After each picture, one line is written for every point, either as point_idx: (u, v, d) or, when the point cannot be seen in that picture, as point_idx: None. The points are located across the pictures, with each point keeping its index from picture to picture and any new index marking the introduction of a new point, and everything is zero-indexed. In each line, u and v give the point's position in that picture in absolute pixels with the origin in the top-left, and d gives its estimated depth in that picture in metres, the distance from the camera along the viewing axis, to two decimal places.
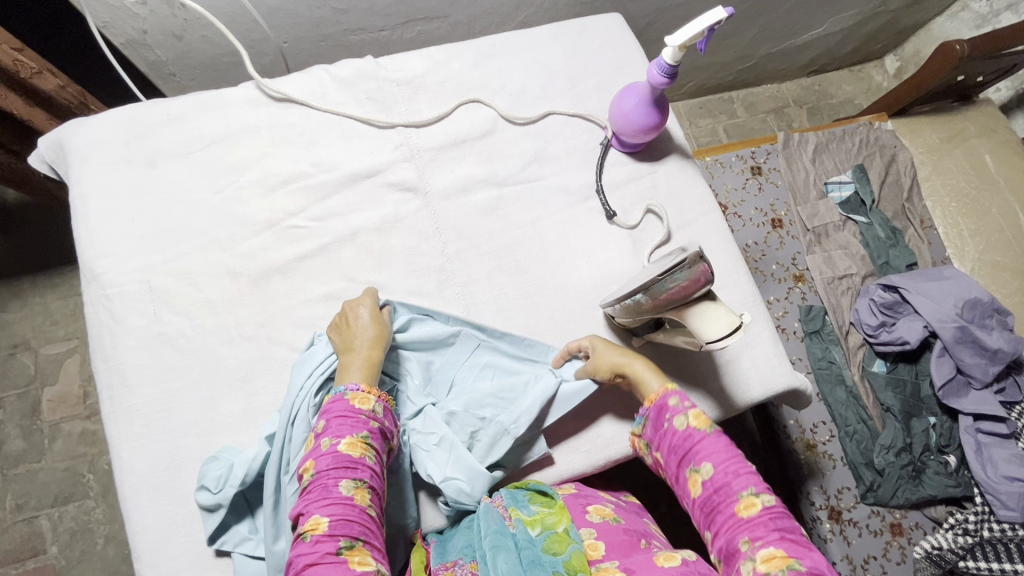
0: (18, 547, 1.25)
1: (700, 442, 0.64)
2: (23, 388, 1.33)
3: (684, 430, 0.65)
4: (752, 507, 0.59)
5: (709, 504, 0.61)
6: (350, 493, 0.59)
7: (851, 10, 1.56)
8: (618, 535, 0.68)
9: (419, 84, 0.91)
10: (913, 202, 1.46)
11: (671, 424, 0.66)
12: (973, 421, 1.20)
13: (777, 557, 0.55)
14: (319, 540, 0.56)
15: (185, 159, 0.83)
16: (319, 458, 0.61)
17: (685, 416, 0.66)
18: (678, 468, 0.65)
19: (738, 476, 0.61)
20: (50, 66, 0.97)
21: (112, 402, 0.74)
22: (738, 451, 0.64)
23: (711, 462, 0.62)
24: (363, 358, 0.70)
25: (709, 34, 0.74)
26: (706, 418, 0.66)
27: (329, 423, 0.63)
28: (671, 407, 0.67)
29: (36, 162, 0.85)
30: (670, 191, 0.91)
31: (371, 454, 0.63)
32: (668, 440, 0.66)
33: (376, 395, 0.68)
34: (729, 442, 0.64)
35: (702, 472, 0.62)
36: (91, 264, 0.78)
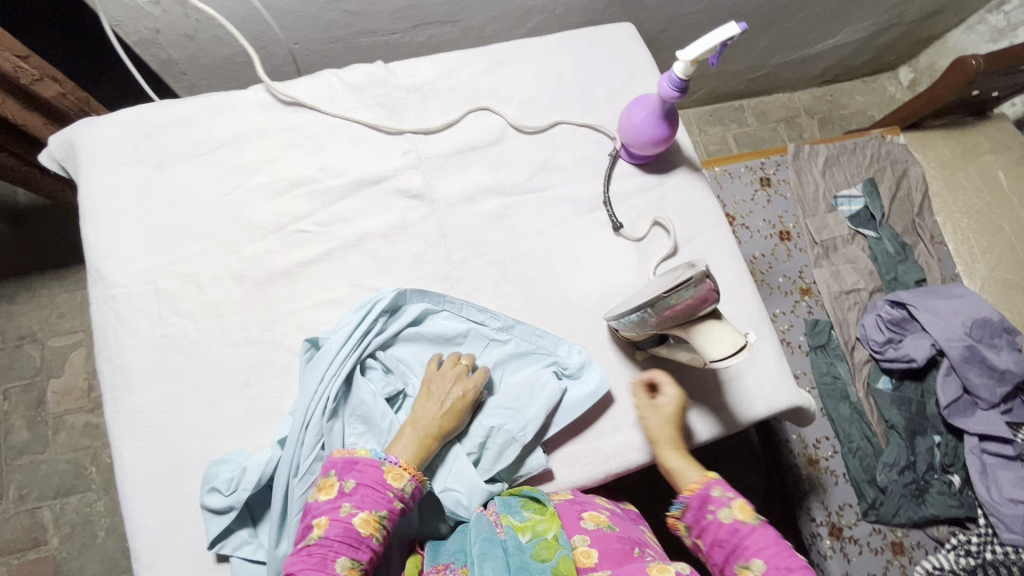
0: (20, 538, 1.26)
1: (748, 536, 0.68)
2: (29, 379, 1.34)
3: (731, 524, 0.69)
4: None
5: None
6: (344, 573, 0.62)
7: (865, 21, 1.55)
8: (611, 543, 0.68)
9: (429, 90, 0.91)
10: (924, 217, 1.45)
11: (716, 517, 0.71)
12: (979, 441, 1.20)
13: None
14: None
15: (194, 160, 0.83)
16: (333, 523, 0.63)
17: (731, 509, 0.70)
18: (726, 561, 0.69)
19: (790, 570, 0.65)
20: (54, 73, 0.98)
21: (115, 402, 0.74)
22: (786, 542, 0.68)
23: (761, 556, 0.66)
24: (416, 435, 0.69)
25: (721, 49, 0.74)
26: (749, 511, 0.70)
27: (357, 488, 0.65)
28: (715, 499, 0.71)
29: (46, 160, 0.86)
30: (678, 204, 0.91)
31: (379, 534, 0.65)
32: (713, 534, 0.70)
33: (411, 473, 0.67)
34: (775, 534, 0.69)
35: (753, 568, 0.66)
36: (98, 264, 0.78)
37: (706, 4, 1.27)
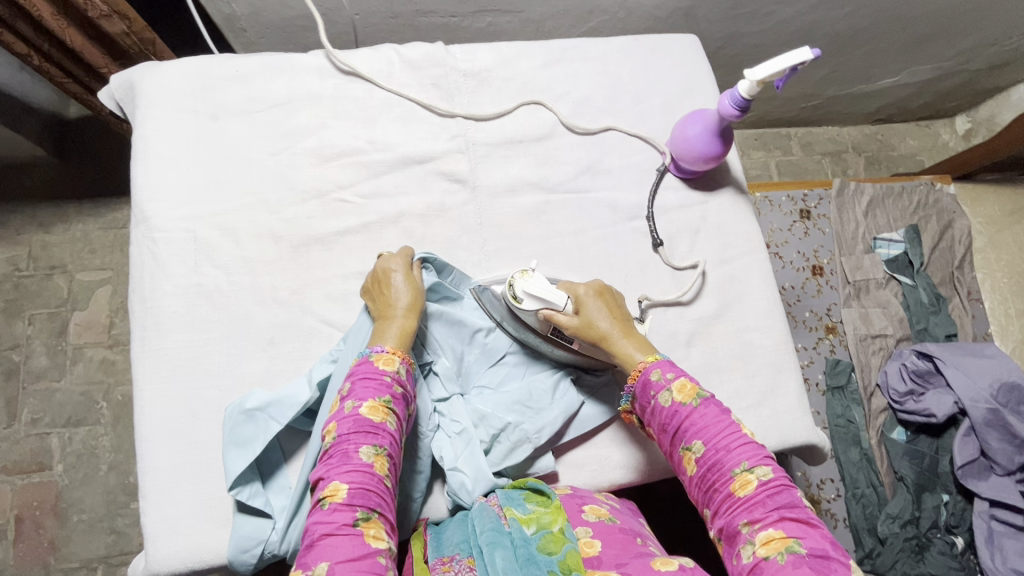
0: (27, 460, 1.30)
1: (689, 417, 0.64)
2: (54, 309, 1.37)
3: (670, 407, 0.65)
4: (747, 484, 0.59)
5: (705, 483, 0.62)
6: (370, 460, 0.59)
7: (929, 64, 1.51)
8: (613, 534, 0.66)
9: (486, 78, 0.90)
10: (963, 272, 1.41)
11: (657, 400, 0.67)
12: (989, 507, 1.16)
13: (775, 539, 0.55)
14: (337, 509, 0.56)
15: (247, 117, 0.84)
16: (341, 421, 0.62)
17: (669, 392, 0.66)
18: (672, 446, 0.66)
19: (731, 452, 0.61)
20: (125, 10, 0.96)
21: (142, 343, 0.75)
22: (731, 419, 0.63)
23: (703, 439, 0.62)
24: (399, 326, 0.70)
25: (790, 72, 0.72)
26: (690, 389, 0.65)
27: (354, 386, 0.64)
28: (655, 382, 0.67)
29: (105, 98, 0.87)
30: (719, 224, 0.89)
31: (391, 420, 0.63)
32: (655, 417, 0.67)
33: (401, 357, 0.68)
34: (718, 412, 0.64)
35: (694, 450, 0.63)
36: (143, 206, 0.80)
37: (771, 25, 1.25)
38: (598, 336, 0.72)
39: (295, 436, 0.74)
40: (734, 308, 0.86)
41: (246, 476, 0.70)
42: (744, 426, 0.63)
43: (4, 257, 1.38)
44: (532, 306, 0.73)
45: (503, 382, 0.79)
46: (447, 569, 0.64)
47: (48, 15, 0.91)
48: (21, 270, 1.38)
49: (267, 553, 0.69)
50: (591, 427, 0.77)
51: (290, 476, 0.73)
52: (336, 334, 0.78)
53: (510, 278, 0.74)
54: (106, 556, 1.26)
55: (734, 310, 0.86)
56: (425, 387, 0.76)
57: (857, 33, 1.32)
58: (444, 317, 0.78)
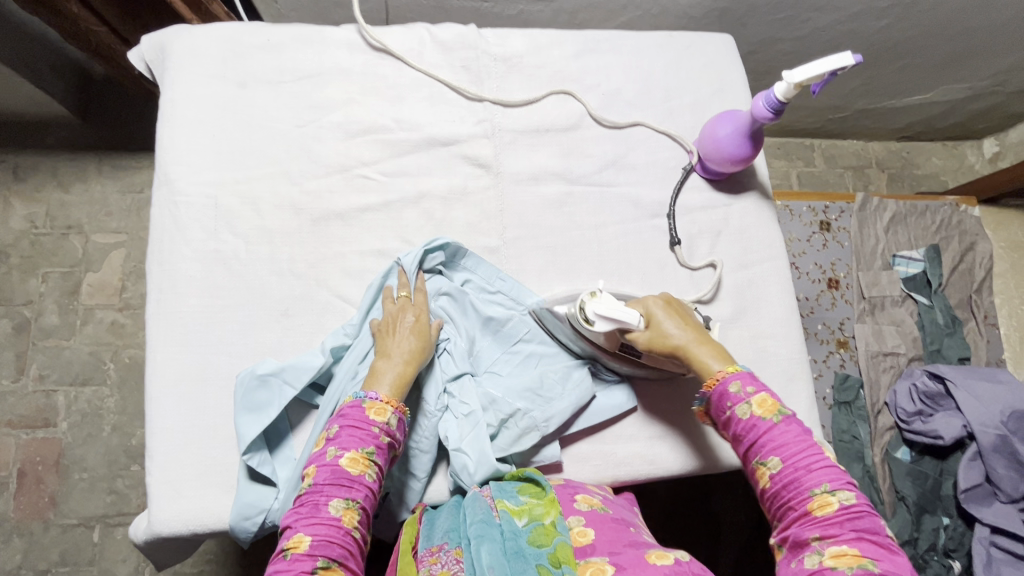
0: (32, 415, 1.31)
1: (769, 433, 0.62)
2: (69, 268, 1.38)
3: (748, 420, 0.63)
4: (826, 505, 0.58)
5: (777, 496, 0.61)
6: (339, 513, 0.58)
7: (963, 82, 1.48)
8: (606, 523, 0.64)
9: (517, 64, 0.90)
10: (981, 296, 1.39)
11: (733, 412, 0.65)
12: (990, 533, 1.14)
13: (848, 555, 0.55)
14: (298, 559, 0.55)
15: (275, 87, 0.84)
16: (320, 468, 0.60)
17: (749, 406, 0.64)
18: (745, 457, 0.64)
19: (811, 472, 0.59)
20: None
21: (157, 305, 0.75)
22: (813, 440, 0.62)
23: (781, 456, 0.61)
24: (397, 371, 0.68)
25: (828, 78, 0.72)
26: (771, 406, 0.63)
27: (340, 432, 0.62)
28: (732, 395, 0.65)
29: (135, 59, 0.87)
30: (741, 228, 0.88)
31: (371, 471, 0.61)
32: (730, 429, 0.65)
33: (394, 407, 0.66)
34: (800, 431, 0.62)
35: (769, 466, 0.61)
36: (167, 169, 0.80)
37: (808, 32, 1.23)
38: (674, 348, 0.69)
39: (304, 406, 0.75)
40: (750, 314, 0.85)
41: (255, 444, 0.71)
42: (826, 447, 0.62)
43: (21, 213, 1.39)
44: (605, 327, 0.70)
45: (515, 369, 0.78)
46: (435, 560, 0.62)
47: None
48: (38, 227, 1.39)
49: (268, 522, 0.70)
50: (598, 420, 0.77)
51: (296, 446, 0.73)
52: (351, 310, 0.78)
53: (579, 300, 0.71)
54: (104, 515, 1.28)
55: (750, 316, 0.85)
56: (437, 365, 0.75)
57: (891, 46, 1.30)
58: (460, 298, 0.79)
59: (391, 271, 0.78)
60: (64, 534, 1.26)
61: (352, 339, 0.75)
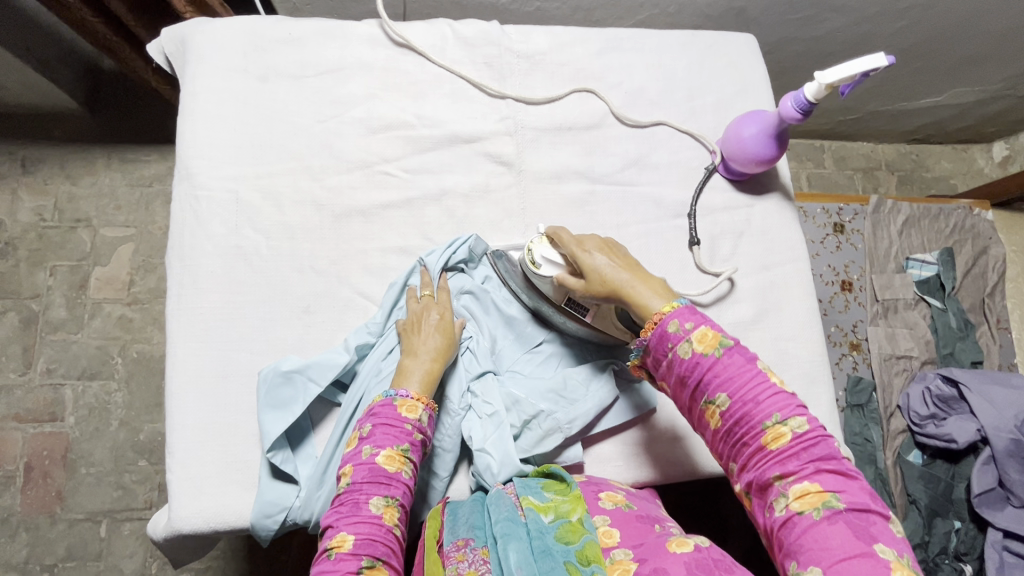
0: (40, 409, 1.30)
1: (712, 370, 0.58)
2: (77, 261, 1.37)
3: (690, 359, 0.59)
4: (780, 437, 0.55)
5: (732, 436, 0.57)
6: (380, 511, 0.58)
7: (978, 86, 1.48)
8: (631, 521, 0.63)
9: (540, 61, 0.89)
10: (994, 300, 1.39)
11: (675, 353, 0.60)
12: (1003, 537, 1.14)
13: (811, 493, 0.52)
14: (342, 559, 0.55)
15: (296, 82, 0.83)
16: (357, 467, 0.60)
17: (689, 343, 0.59)
18: (693, 399, 0.60)
19: (760, 405, 0.56)
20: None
21: (177, 300, 0.75)
22: (758, 368, 0.58)
23: (728, 393, 0.57)
24: (425, 368, 0.68)
25: (858, 79, 0.71)
26: (711, 339, 0.59)
27: (374, 431, 0.62)
28: (672, 334, 0.60)
29: (155, 51, 0.86)
30: (763, 229, 0.88)
31: (407, 468, 0.61)
32: (674, 371, 0.60)
33: (425, 403, 0.65)
34: (744, 360, 0.58)
35: (718, 405, 0.58)
36: (187, 163, 0.79)
37: (825, 32, 1.23)
38: (611, 284, 0.64)
39: (326, 404, 0.74)
40: (771, 316, 0.85)
41: (278, 441, 0.70)
42: (772, 374, 0.58)
43: (29, 206, 1.38)
44: (550, 271, 0.71)
45: (537, 369, 0.78)
46: (461, 557, 0.61)
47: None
48: (46, 220, 1.38)
49: (289, 520, 0.69)
50: (622, 421, 0.76)
51: (317, 444, 0.73)
52: (373, 307, 0.78)
53: (527, 244, 0.73)
54: (111, 510, 1.27)
55: (772, 317, 0.85)
56: (460, 364, 0.75)
57: (908, 48, 1.29)
58: (482, 296, 0.79)
59: (413, 271, 0.77)
60: (71, 529, 1.26)
61: (376, 337, 0.75)
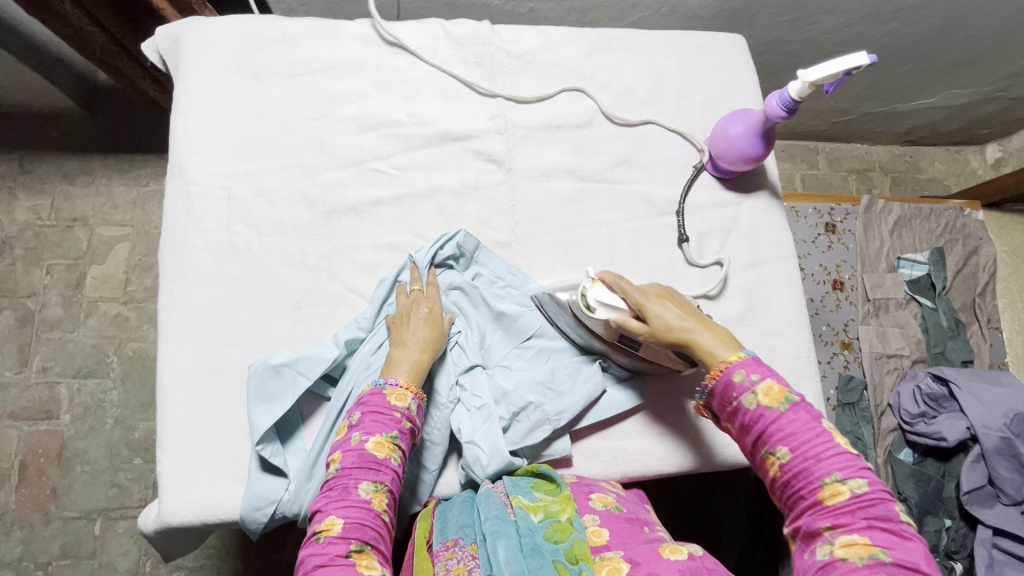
0: (35, 407, 1.31)
1: (776, 422, 0.61)
2: (73, 260, 1.38)
3: (755, 410, 0.62)
4: (837, 494, 0.57)
5: (787, 485, 0.60)
6: (369, 496, 0.58)
7: (968, 88, 1.49)
8: (621, 523, 0.64)
9: (530, 60, 0.90)
10: (985, 299, 1.40)
11: (740, 402, 0.63)
12: (992, 535, 1.15)
13: (858, 544, 0.54)
14: (331, 542, 0.55)
15: (289, 80, 0.84)
16: (346, 453, 0.60)
17: (755, 395, 0.63)
18: (753, 446, 0.63)
19: (820, 462, 0.58)
20: None
21: (169, 295, 0.75)
22: (823, 427, 0.60)
23: (789, 446, 0.60)
24: (414, 358, 0.69)
25: (842, 77, 0.72)
26: (778, 395, 0.62)
27: (363, 418, 0.63)
28: (737, 384, 0.64)
29: (149, 50, 0.87)
30: (751, 227, 0.89)
31: (396, 455, 0.62)
32: (737, 418, 0.64)
33: (414, 393, 0.66)
34: (810, 418, 0.61)
35: (778, 455, 0.61)
36: (180, 160, 0.80)
37: (816, 34, 1.24)
38: (678, 333, 0.68)
39: (316, 398, 0.75)
40: (759, 313, 0.85)
41: (269, 434, 0.71)
42: (840, 435, 0.60)
43: (26, 205, 1.39)
44: (606, 314, 0.71)
45: (526, 364, 0.79)
46: (450, 555, 0.62)
47: None
48: (43, 219, 1.39)
49: (278, 513, 0.70)
50: (609, 415, 0.77)
51: (307, 438, 0.74)
52: (362, 303, 0.78)
53: (582, 286, 0.72)
54: (106, 508, 1.27)
55: (759, 314, 0.85)
56: (449, 358, 0.76)
57: (899, 50, 1.30)
58: (471, 292, 0.80)
59: (403, 268, 0.78)
60: (65, 527, 1.26)
61: (366, 332, 0.75)
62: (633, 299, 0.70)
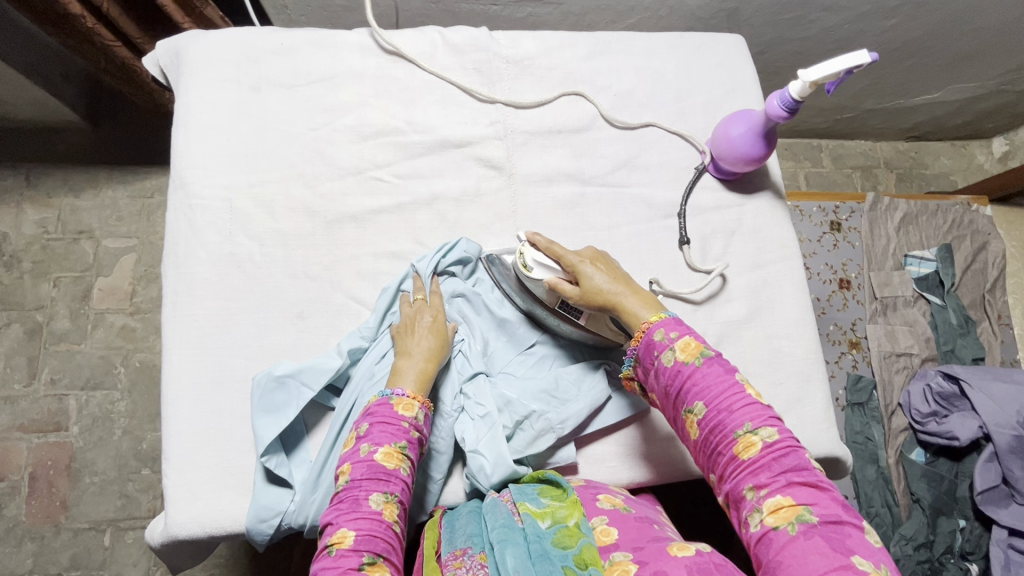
0: (44, 419, 1.32)
1: (691, 378, 0.60)
2: (80, 273, 1.39)
3: (672, 367, 0.61)
4: (751, 446, 0.55)
5: (708, 446, 0.58)
6: (380, 507, 0.58)
7: (973, 82, 1.47)
8: (629, 523, 0.63)
9: (528, 66, 0.90)
10: (994, 295, 1.38)
11: (659, 362, 0.62)
12: (1007, 535, 1.13)
13: (784, 506, 0.52)
14: (343, 555, 0.54)
15: (289, 91, 0.84)
16: (356, 465, 0.60)
17: (672, 352, 0.61)
18: (674, 409, 0.62)
19: (733, 414, 0.57)
20: None
21: (172, 308, 0.76)
22: (735, 379, 0.59)
23: (704, 401, 0.58)
24: (419, 367, 0.68)
25: (843, 76, 0.71)
26: (694, 348, 0.61)
27: (371, 429, 0.62)
28: (657, 343, 0.62)
29: (150, 64, 0.87)
30: (754, 228, 0.88)
31: (406, 466, 0.61)
32: (658, 379, 0.62)
33: (421, 402, 0.66)
34: (724, 370, 0.59)
35: (695, 413, 0.59)
36: (182, 172, 0.80)
37: (817, 31, 1.23)
38: (603, 295, 0.67)
39: (321, 408, 0.75)
40: (764, 314, 0.85)
41: (273, 445, 0.71)
42: (750, 385, 0.59)
43: (34, 218, 1.40)
44: (541, 274, 0.72)
45: (528, 371, 0.78)
46: (459, 564, 0.61)
47: None
48: (50, 232, 1.40)
49: (284, 524, 0.70)
50: (615, 421, 0.76)
51: (312, 448, 0.74)
52: (366, 312, 0.78)
53: (517, 249, 0.74)
54: (115, 519, 1.28)
55: (764, 316, 0.84)
56: (452, 367, 0.75)
57: (902, 45, 1.29)
58: (474, 299, 0.80)
59: (406, 277, 0.78)
60: (75, 538, 1.26)
61: (369, 341, 0.75)
62: (568, 262, 0.71)
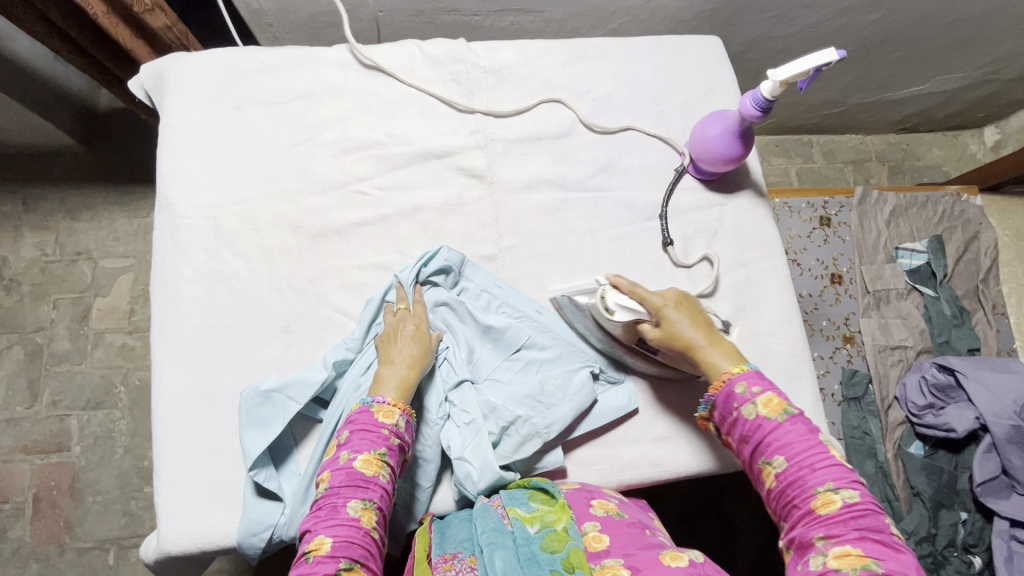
0: (46, 440, 1.33)
1: (773, 433, 0.62)
2: (78, 294, 1.41)
3: (753, 420, 0.63)
4: (830, 503, 0.57)
5: (784, 496, 0.60)
6: (358, 514, 0.59)
7: (958, 73, 1.47)
8: (622, 528, 0.64)
9: (506, 75, 0.91)
10: (988, 285, 1.38)
11: (740, 413, 0.64)
12: (1009, 526, 1.12)
13: (851, 555, 0.53)
14: (320, 561, 0.55)
15: (270, 108, 0.86)
16: (335, 472, 0.61)
17: (754, 406, 0.63)
18: (750, 458, 0.64)
19: (815, 471, 0.58)
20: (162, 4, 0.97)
21: (160, 327, 0.77)
22: (819, 440, 0.61)
23: (786, 455, 0.60)
24: (400, 375, 0.69)
25: (813, 74, 0.72)
26: (778, 406, 0.63)
27: (351, 436, 0.63)
28: (739, 395, 0.65)
29: (135, 88, 0.89)
30: (737, 227, 0.88)
31: (385, 472, 0.62)
32: (736, 429, 0.65)
33: (402, 409, 0.66)
34: (809, 432, 0.61)
35: (774, 465, 0.61)
36: (168, 193, 0.81)
37: (799, 29, 1.24)
38: (690, 348, 0.69)
39: (308, 420, 0.76)
40: (749, 313, 0.85)
41: (262, 459, 0.72)
42: (834, 448, 0.61)
43: (32, 242, 1.42)
44: (624, 317, 0.72)
45: (515, 378, 0.78)
46: (449, 567, 0.62)
47: (102, 13, 0.91)
48: (48, 255, 1.42)
49: (275, 537, 0.70)
50: (601, 423, 0.77)
51: (301, 461, 0.74)
52: (351, 324, 0.79)
53: (600, 290, 0.74)
54: (118, 537, 1.29)
55: (750, 314, 0.85)
56: (437, 375, 0.76)
57: (884, 38, 1.30)
58: (458, 307, 0.80)
59: (389, 288, 0.79)
60: (79, 558, 1.27)
61: (354, 352, 0.76)
62: (653, 305, 0.71)
